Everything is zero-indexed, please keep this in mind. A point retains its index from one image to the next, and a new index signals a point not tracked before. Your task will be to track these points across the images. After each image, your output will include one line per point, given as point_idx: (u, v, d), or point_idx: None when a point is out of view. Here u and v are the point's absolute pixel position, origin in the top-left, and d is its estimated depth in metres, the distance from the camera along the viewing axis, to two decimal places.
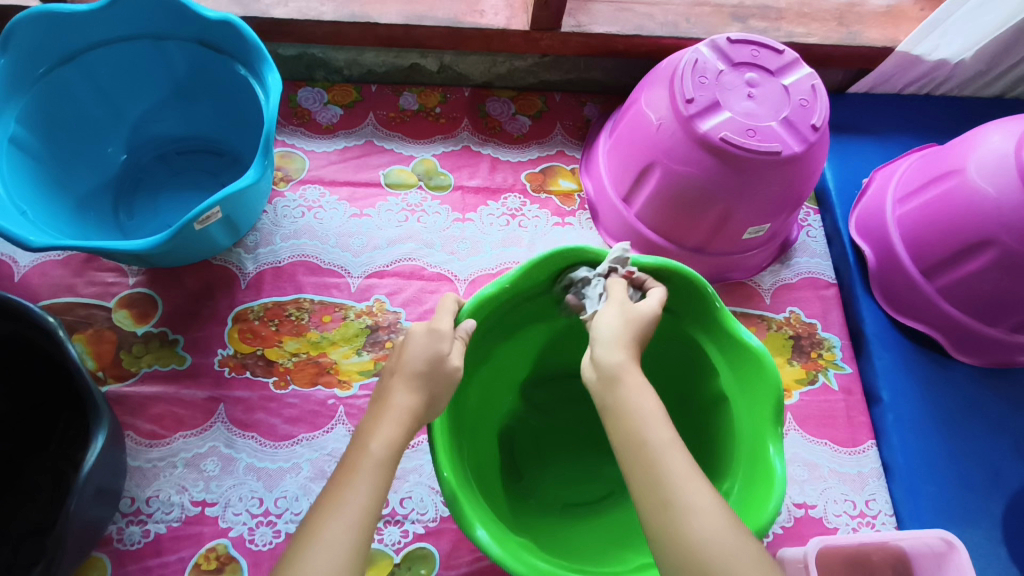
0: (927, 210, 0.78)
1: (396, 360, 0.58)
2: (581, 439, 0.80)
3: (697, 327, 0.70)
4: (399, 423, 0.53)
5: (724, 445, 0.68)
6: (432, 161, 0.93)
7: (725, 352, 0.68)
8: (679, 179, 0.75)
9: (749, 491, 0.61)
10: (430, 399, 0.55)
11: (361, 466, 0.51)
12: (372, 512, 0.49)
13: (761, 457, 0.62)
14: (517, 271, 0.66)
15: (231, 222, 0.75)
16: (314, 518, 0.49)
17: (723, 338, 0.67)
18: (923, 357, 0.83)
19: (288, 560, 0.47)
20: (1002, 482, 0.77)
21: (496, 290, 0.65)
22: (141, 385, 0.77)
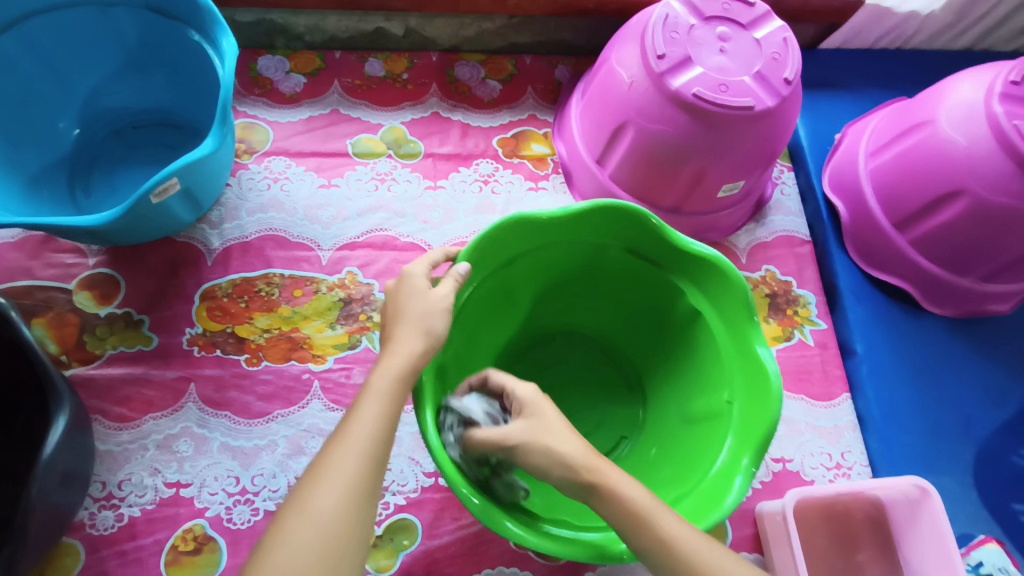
0: (900, 162, 0.78)
1: (389, 308, 0.58)
2: (575, 395, 0.81)
3: (677, 273, 0.69)
4: (401, 357, 0.54)
5: (709, 379, 0.68)
6: (401, 128, 0.90)
7: (705, 288, 0.67)
8: (651, 137, 0.74)
9: (744, 422, 0.62)
10: (431, 331, 0.56)
11: (367, 397, 0.52)
12: (382, 437, 0.50)
13: (751, 382, 0.62)
14: (470, 246, 0.63)
15: (191, 195, 0.73)
16: (327, 446, 0.50)
17: (702, 273, 0.67)
18: (895, 309, 0.83)
19: (303, 485, 0.49)
20: (973, 428, 0.79)
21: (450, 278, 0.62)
22: (107, 368, 0.75)
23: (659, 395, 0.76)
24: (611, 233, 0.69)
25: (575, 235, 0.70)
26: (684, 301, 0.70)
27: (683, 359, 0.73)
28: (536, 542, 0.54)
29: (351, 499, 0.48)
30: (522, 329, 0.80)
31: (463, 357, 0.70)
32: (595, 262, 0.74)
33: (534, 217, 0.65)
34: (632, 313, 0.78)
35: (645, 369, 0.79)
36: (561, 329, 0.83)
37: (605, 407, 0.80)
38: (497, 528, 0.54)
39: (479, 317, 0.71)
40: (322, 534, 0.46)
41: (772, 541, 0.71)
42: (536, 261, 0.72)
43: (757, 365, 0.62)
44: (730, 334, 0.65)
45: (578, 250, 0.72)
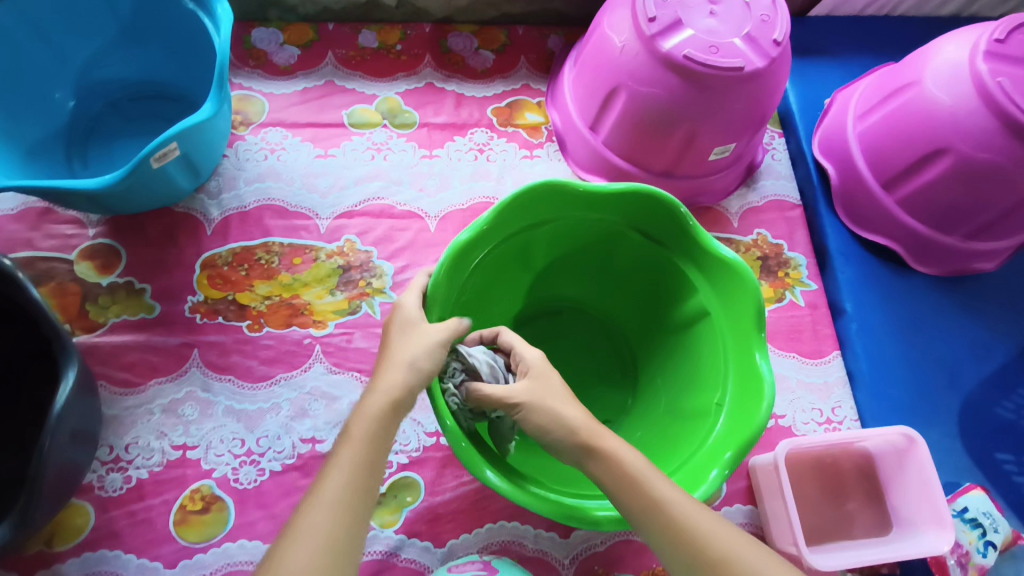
0: (887, 123, 0.80)
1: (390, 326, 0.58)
2: (569, 369, 0.82)
3: (683, 259, 0.70)
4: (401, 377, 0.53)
5: (705, 367, 0.69)
6: (396, 99, 0.91)
7: (710, 277, 0.68)
8: (644, 101, 0.75)
9: (736, 413, 0.63)
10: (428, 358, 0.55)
11: (356, 420, 0.52)
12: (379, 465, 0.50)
13: (747, 379, 0.63)
14: (500, 205, 0.64)
15: (190, 161, 0.74)
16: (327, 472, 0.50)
17: (714, 270, 0.68)
18: (883, 269, 0.85)
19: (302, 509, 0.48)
20: (958, 382, 0.81)
21: (476, 231, 0.63)
22: (110, 335, 0.76)
23: (650, 382, 0.77)
24: (616, 211, 0.70)
25: (596, 213, 0.71)
26: (692, 296, 0.71)
27: (679, 355, 0.74)
28: (521, 499, 0.55)
29: (348, 515, 0.47)
30: (531, 297, 0.81)
31: (471, 314, 0.72)
32: (606, 242, 0.75)
33: (566, 186, 0.66)
34: (637, 302, 0.80)
35: (640, 355, 0.80)
36: (569, 303, 0.84)
37: (596, 389, 0.81)
38: (475, 473, 0.55)
39: (492, 275, 0.72)
40: (322, 554, 0.45)
41: (764, 493, 0.73)
42: (557, 233, 0.73)
43: (754, 368, 0.63)
44: (732, 329, 0.66)
45: (597, 228, 0.73)
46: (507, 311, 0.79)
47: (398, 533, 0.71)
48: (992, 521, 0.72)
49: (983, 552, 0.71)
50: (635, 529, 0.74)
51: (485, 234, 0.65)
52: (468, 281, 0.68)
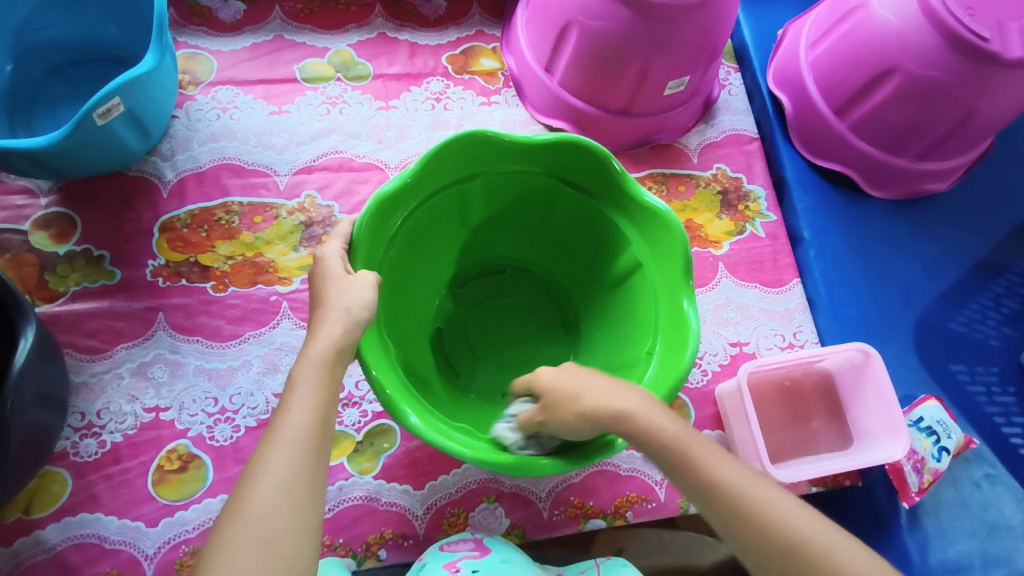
0: (838, 48, 0.80)
1: (314, 278, 0.55)
2: (515, 330, 0.81)
3: (612, 207, 0.69)
4: (331, 337, 0.50)
5: (638, 314, 0.69)
6: (348, 51, 0.89)
7: (638, 221, 0.68)
8: (595, 36, 0.75)
9: (667, 363, 0.62)
10: (348, 309, 0.51)
11: (300, 367, 0.49)
12: (318, 427, 0.46)
13: (675, 328, 0.63)
14: (420, 162, 0.63)
15: (136, 118, 0.72)
16: (262, 445, 0.46)
17: (642, 218, 0.67)
18: (839, 196, 0.87)
19: (239, 487, 0.44)
20: (912, 300, 0.84)
21: (399, 185, 0.62)
22: (72, 304, 0.75)
23: (591, 338, 0.76)
24: (539, 158, 0.69)
25: (526, 163, 0.70)
26: (625, 246, 0.70)
27: (616, 310, 0.73)
28: (442, 441, 0.52)
29: (305, 461, 0.45)
30: (469, 257, 0.80)
31: (402, 276, 0.70)
32: (535, 196, 0.74)
33: (491, 136, 0.65)
34: (578, 260, 0.78)
35: (581, 312, 0.79)
36: (512, 264, 0.82)
37: (538, 349, 0.80)
38: (396, 418, 0.53)
39: (424, 233, 0.71)
40: (281, 500, 0.43)
41: (731, 417, 0.76)
42: (491, 186, 0.71)
43: (682, 318, 0.62)
44: (662, 274, 0.66)
45: (531, 182, 0.72)
46: (443, 273, 0.78)
47: (377, 479, 0.73)
48: (946, 428, 0.75)
49: (937, 457, 0.75)
50: (608, 460, 0.76)
51: (404, 192, 0.63)
52: (393, 242, 0.66)
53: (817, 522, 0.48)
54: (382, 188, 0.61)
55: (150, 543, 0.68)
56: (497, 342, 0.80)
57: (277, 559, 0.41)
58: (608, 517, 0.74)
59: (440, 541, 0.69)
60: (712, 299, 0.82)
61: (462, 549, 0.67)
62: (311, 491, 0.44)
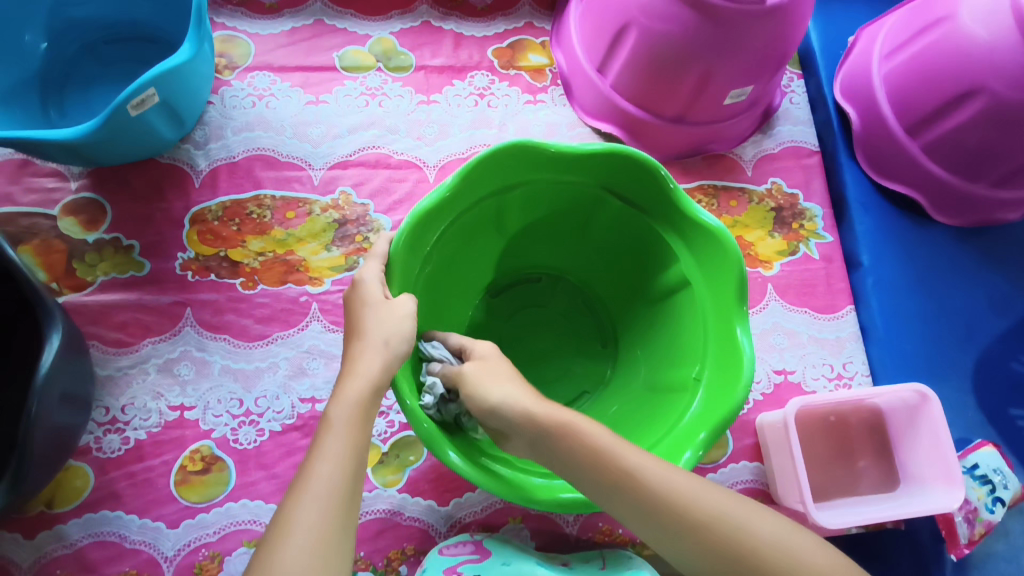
0: (915, 62, 0.75)
1: (352, 303, 0.56)
2: (551, 342, 0.78)
3: (660, 221, 0.65)
4: (367, 375, 0.51)
5: (684, 337, 0.65)
6: (390, 40, 0.85)
7: (688, 237, 0.63)
8: (655, 39, 0.70)
9: (715, 395, 0.59)
10: (387, 340, 0.52)
11: (335, 411, 0.49)
12: (348, 477, 0.47)
13: (725, 357, 0.59)
14: (457, 175, 0.59)
15: (171, 108, 0.70)
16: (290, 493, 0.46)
17: (693, 235, 0.63)
18: (903, 219, 0.82)
19: (269, 539, 0.44)
20: (974, 337, 0.79)
21: (435, 200, 0.58)
22: (100, 294, 0.73)
23: (632, 354, 0.73)
24: (584, 169, 0.65)
25: (569, 173, 0.65)
26: (673, 261, 0.66)
27: (660, 327, 0.69)
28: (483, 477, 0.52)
29: (337, 509, 0.45)
30: (505, 265, 0.76)
31: (436, 289, 0.67)
32: (577, 206, 0.70)
33: (533, 146, 0.61)
34: (620, 270, 0.74)
35: (622, 325, 0.75)
36: (549, 272, 0.79)
37: (576, 361, 0.76)
38: (437, 455, 0.52)
39: (461, 245, 0.68)
40: (311, 552, 0.43)
41: (772, 451, 0.72)
42: (530, 195, 0.67)
43: (735, 347, 0.58)
44: (712, 295, 0.62)
45: (574, 192, 0.68)
46: (479, 282, 0.74)
47: (401, 492, 0.71)
48: (1003, 478, 0.71)
49: (991, 508, 0.71)
50: None
51: (441, 207, 0.60)
52: (428, 256, 0.63)
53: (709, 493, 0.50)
54: (418, 205, 0.58)
55: (170, 545, 0.67)
56: (532, 353, 0.77)
57: None
58: (636, 545, 0.71)
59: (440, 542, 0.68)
60: (759, 323, 0.78)
61: (463, 553, 0.66)
62: (340, 540, 0.44)
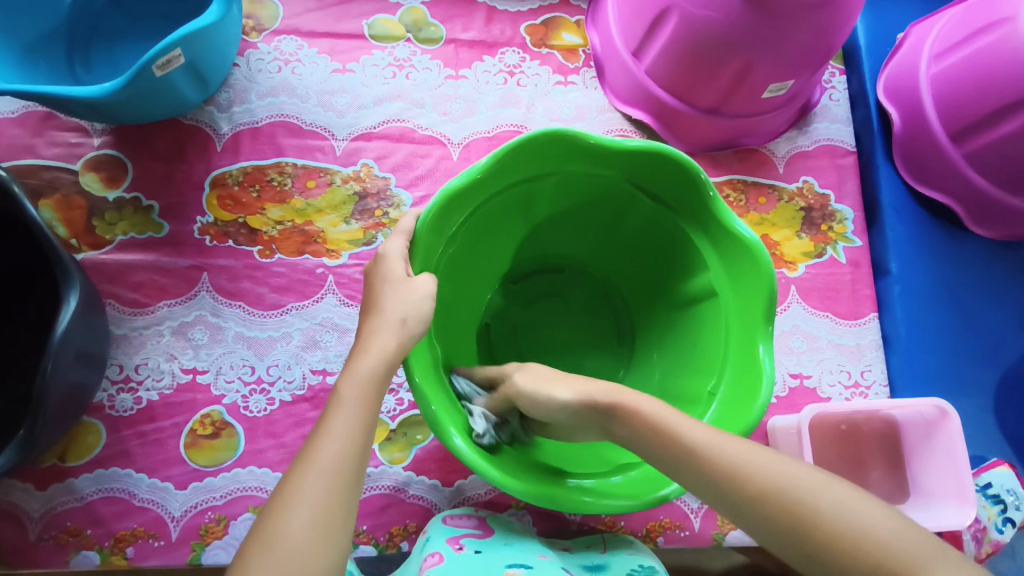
0: (967, 66, 0.71)
1: (372, 278, 0.55)
2: (565, 335, 0.77)
3: (689, 219, 0.63)
4: (382, 352, 0.50)
5: (704, 344, 0.64)
6: (422, 10, 0.83)
7: (717, 240, 0.62)
8: (697, 26, 0.68)
9: (729, 409, 0.58)
10: (405, 321, 0.52)
11: (346, 385, 0.49)
12: (353, 456, 0.46)
13: (744, 370, 0.58)
14: (489, 158, 0.58)
15: (196, 70, 0.69)
16: (295, 466, 0.46)
17: (724, 240, 0.61)
18: (936, 228, 0.79)
19: (269, 511, 0.44)
20: (999, 354, 0.77)
21: (465, 182, 0.57)
22: (118, 253, 0.73)
23: (646, 355, 0.72)
24: (616, 162, 0.63)
25: (602, 166, 0.63)
26: (700, 264, 0.64)
27: (679, 332, 0.68)
28: (485, 468, 0.52)
29: (340, 490, 0.44)
30: (527, 253, 0.75)
31: (456, 272, 0.66)
32: (606, 200, 0.68)
33: (569, 135, 0.59)
34: (643, 269, 0.73)
35: (639, 324, 0.75)
36: (570, 264, 0.78)
37: (590, 356, 0.76)
38: (442, 440, 0.52)
39: (485, 230, 0.66)
40: (310, 532, 0.42)
41: (783, 454, 0.71)
42: (560, 185, 0.66)
43: (755, 362, 0.57)
44: (738, 306, 0.61)
45: (605, 185, 0.66)
46: (499, 268, 0.73)
47: (407, 470, 0.71)
48: (1016, 498, 0.70)
49: (1001, 528, 0.70)
50: None
51: (470, 189, 0.59)
52: (451, 239, 0.62)
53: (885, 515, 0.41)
54: (447, 184, 0.57)
55: (177, 505, 0.68)
56: (546, 345, 0.76)
57: None
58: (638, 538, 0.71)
59: (442, 513, 0.66)
60: (779, 325, 0.76)
61: (465, 526, 0.63)
62: (341, 523, 0.44)
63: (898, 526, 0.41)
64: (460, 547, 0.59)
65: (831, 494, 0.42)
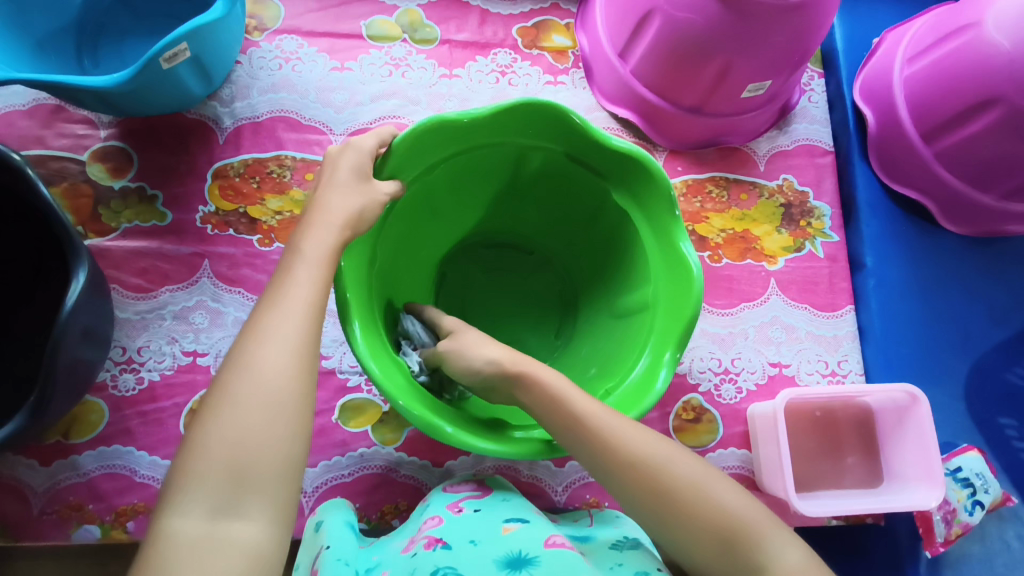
0: (937, 68, 0.75)
1: (330, 162, 0.58)
2: (506, 312, 0.81)
3: (637, 214, 0.66)
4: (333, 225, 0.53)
5: (626, 343, 0.65)
6: (418, 12, 0.87)
7: (659, 235, 0.64)
8: (678, 27, 0.71)
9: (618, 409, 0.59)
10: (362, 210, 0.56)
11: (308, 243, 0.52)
12: (320, 299, 0.49)
13: (643, 381, 0.59)
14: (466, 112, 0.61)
15: (200, 64, 0.72)
16: (260, 310, 0.49)
17: (665, 244, 0.63)
18: (910, 224, 0.83)
19: (240, 345, 0.46)
20: (971, 345, 0.80)
21: (436, 126, 0.61)
22: (123, 240, 0.76)
23: (577, 342, 0.75)
24: (578, 147, 0.66)
25: (565, 148, 0.67)
26: (636, 240, 0.67)
27: (607, 330, 0.70)
28: (366, 366, 0.54)
29: (307, 326, 0.48)
30: (495, 222, 0.79)
31: (416, 222, 0.70)
32: (569, 185, 0.71)
33: (542, 108, 0.62)
34: (592, 258, 0.76)
35: (579, 318, 0.77)
36: (535, 248, 0.81)
37: (523, 336, 0.79)
38: (343, 325, 0.54)
39: (454, 185, 0.70)
40: (282, 359, 0.46)
41: (760, 439, 0.73)
42: (528, 160, 0.69)
43: (655, 379, 0.58)
44: (657, 323, 0.62)
45: (552, 161, 0.69)
46: (464, 228, 0.77)
47: (398, 450, 0.73)
48: (985, 482, 0.73)
49: (970, 510, 0.73)
50: None
51: (443, 137, 0.63)
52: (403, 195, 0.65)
53: (730, 489, 0.48)
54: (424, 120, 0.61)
55: None
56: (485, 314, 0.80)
57: (276, 415, 0.44)
58: None
59: (441, 484, 0.68)
60: (759, 316, 0.79)
61: (464, 490, 0.66)
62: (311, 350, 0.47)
63: (746, 503, 0.48)
64: (460, 510, 0.61)
65: (697, 482, 0.48)
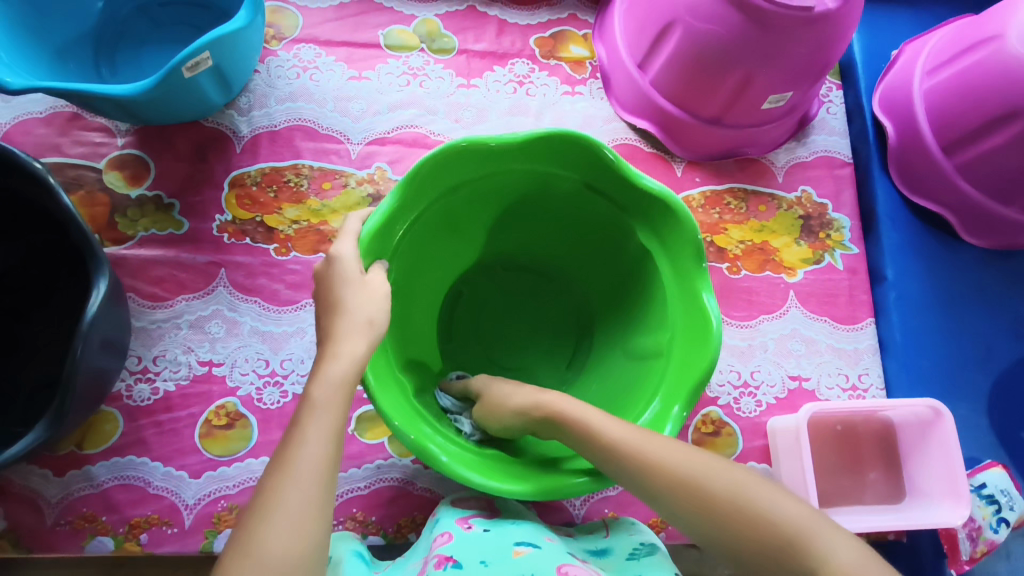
0: (958, 80, 0.75)
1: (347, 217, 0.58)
2: (520, 337, 0.80)
3: (655, 242, 0.65)
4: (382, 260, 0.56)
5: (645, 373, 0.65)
6: (435, 22, 0.87)
7: (681, 268, 0.63)
8: (700, 39, 0.71)
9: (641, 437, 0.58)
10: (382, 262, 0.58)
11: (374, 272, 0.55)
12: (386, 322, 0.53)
13: (664, 413, 0.58)
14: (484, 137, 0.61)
15: (221, 73, 0.72)
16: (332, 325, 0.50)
17: (686, 273, 0.62)
18: (931, 237, 0.82)
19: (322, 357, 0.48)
20: (992, 359, 0.79)
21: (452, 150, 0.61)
22: (139, 249, 0.76)
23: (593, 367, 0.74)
24: (596, 174, 0.65)
25: (584, 175, 0.66)
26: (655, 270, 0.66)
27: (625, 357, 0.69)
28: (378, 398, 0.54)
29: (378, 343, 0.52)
30: (512, 247, 0.78)
31: (432, 242, 0.70)
32: (586, 212, 0.71)
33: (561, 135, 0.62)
34: (610, 283, 0.75)
35: (595, 344, 0.76)
36: (551, 272, 0.80)
37: (537, 362, 0.78)
38: None
39: (470, 208, 0.70)
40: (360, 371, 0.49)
41: (782, 453, 0.72)
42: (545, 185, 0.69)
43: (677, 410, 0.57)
44: (678, 355, 0.61)
45: (567, 186, 0.68)
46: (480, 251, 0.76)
47: (414, 463, 0.73)
48: (1009, 499, 0.72)
49: (994, 528, 0.71)
50: None
51: (460, 161, 0.63)
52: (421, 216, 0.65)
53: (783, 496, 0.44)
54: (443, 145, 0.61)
55: (191, 493, 0.69)
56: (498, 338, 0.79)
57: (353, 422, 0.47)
58: None
59: (449, 499, 0.68)
60: (778, 328, 0.79)
61: (472, 508, 0.65)
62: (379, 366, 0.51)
63: (802, 511, 0.44)
64: (469, 526, 0.60)
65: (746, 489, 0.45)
